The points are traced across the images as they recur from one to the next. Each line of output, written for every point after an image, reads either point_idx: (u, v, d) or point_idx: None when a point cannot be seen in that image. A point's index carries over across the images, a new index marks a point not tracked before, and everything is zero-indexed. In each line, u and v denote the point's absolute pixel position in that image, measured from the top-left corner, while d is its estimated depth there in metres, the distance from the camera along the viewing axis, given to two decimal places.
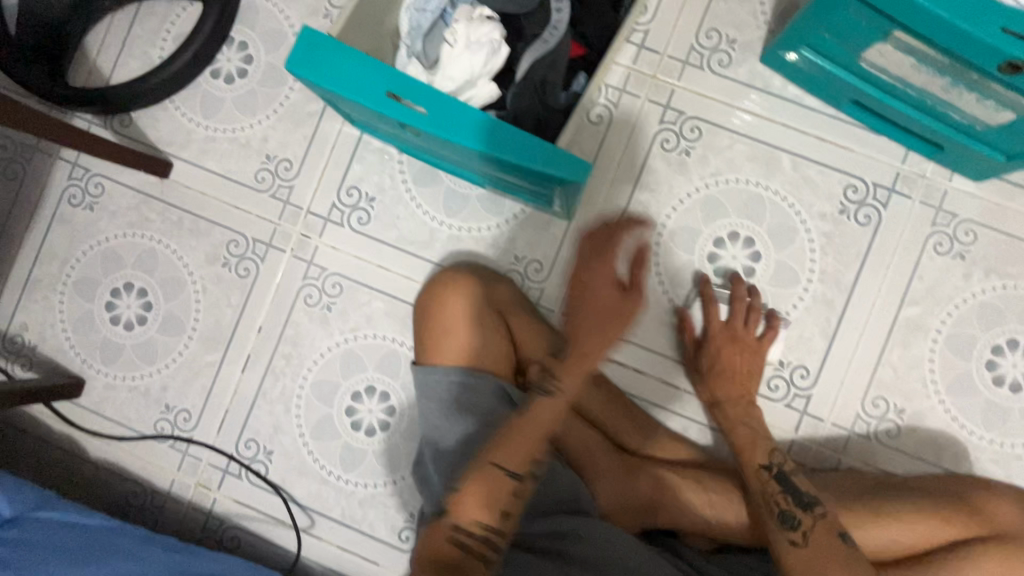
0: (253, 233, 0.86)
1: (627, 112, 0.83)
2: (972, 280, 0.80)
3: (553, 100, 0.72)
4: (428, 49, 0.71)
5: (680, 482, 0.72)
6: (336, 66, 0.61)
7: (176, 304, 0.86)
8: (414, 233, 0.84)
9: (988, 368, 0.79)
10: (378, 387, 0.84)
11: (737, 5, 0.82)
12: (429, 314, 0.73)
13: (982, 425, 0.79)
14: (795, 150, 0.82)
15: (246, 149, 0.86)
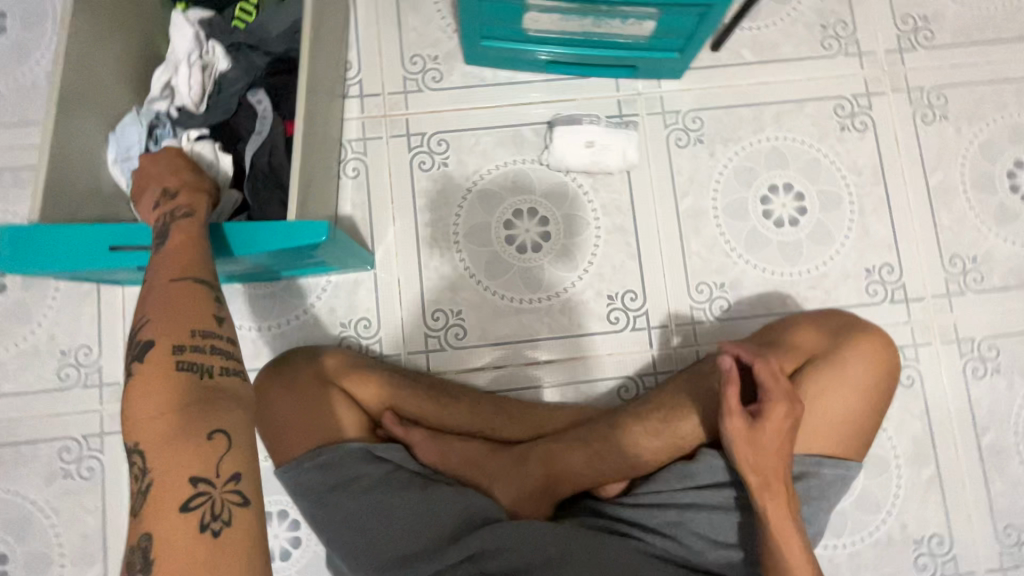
0: (81, 430, 0.82)
1: (377, 154, 0.89)
2: (718, 155, 0.90)
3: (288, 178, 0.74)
4: None
5: (568, 450, 0.71)
6: (41, 242, 0.62)
7: (32, 541, 0.80)
8: (239, 351, 0.84)
9: (767, 217, 0.90)
10: (273, 510, 0.82)
11: (423, 28, 0.90)
12: (262, 414, 0.71)
13: (786, 263, 0.89)
14: (531, 121, 0.90)
15: (38, 355, 0.83)
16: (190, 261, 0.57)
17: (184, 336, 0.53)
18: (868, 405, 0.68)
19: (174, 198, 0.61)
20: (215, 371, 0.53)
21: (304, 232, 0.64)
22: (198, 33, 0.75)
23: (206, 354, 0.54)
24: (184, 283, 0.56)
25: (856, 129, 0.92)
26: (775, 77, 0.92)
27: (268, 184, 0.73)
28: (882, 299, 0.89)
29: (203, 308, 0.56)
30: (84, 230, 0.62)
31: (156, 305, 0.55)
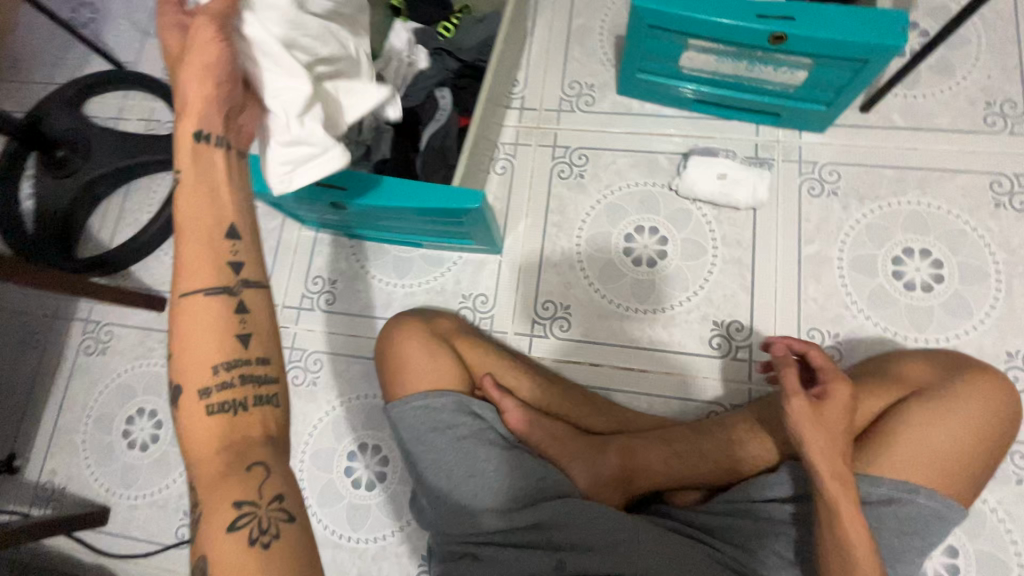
0: None
1: (524, 158, 1.01)
2: (852, 209, 0.91)
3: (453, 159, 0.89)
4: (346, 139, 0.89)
5: (652, 448, 0.76)
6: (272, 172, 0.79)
7: None
8: (374, 300, 0.98)
9: (896, 278, 0.87)
10: (370, 442, 0.92)
11: (586, 60, 1.03)
12: (384, 351, 0.80)
13: (911, 328, 0.85)
14: (667, 150, 0.97)
15: None
16: (214, 267, 0.54)
17: (207, 377, 0.51)
18: (972, 444, 0.69)
19: (184, 164, 0.55)
20: (246, 399, 0.51)
21: (460, 198, 0.76)
22: (410, 38, 0.93)
23: (236, 382, 0.51)
24: (201, 302, 0.53)
25: (1014, 207, 0.88)
26: (927, 144, 0.92)
27: (437, 163, 0.88)
28: (1023, 387, 0.81)
29: (220, 325, 0.52)
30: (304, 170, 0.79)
31: (177, 334, 0.53)
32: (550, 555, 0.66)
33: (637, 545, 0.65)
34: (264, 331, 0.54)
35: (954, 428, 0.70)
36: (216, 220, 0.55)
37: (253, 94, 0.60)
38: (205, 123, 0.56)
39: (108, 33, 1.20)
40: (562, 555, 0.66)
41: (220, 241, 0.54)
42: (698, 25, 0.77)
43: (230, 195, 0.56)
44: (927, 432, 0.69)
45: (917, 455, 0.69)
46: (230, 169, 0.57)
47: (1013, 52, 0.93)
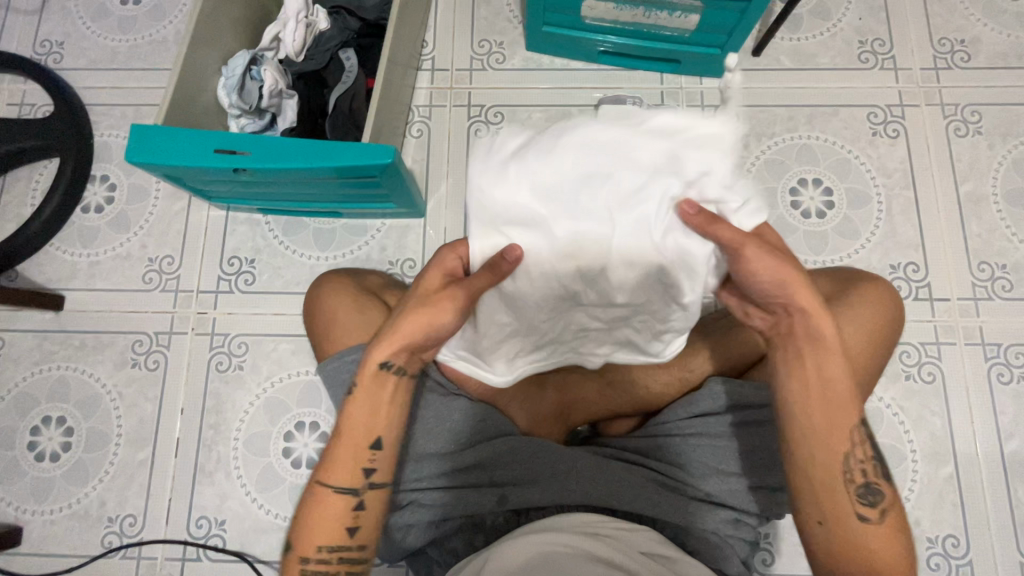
0: (154, 327, 0.93)
1: (440, 120, 1.00)
2: (752, 147, 0.97)
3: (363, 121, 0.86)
4: (246, 99, 0.86)
5: (587, 383, 0.78)
6: (168, 140, 0.74)
7: (96, 419, 0.90)
8: (297, 275, 0.94)
9: (794, 208, 0.94)
10: (306, 420, 0.89)
11: (493, 18, 1.03)
12: (315, 311, 0.78)
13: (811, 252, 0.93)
14: (579, 103, 0.99)
15: (129, 259, 0.96)
16: (350, 471, 0.61)
17: (312, 549, 0.60)
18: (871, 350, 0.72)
19: (408, 323, 0.62)
20: (339, 573, 0.61)
21: (372, 155, 0.74)
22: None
23: (334, 559, 0.60)
24: (333, 496, 0.61)
25: (888, 135, 0.97)
26: (812, 83, 0.99)
27: (347, 125, 0.86)
28: (906, 295, 0.91)
29: (338, 521, 0.61)
30: (202, 135, 0.74)
31: (306, 512, 0.61)
32: (493, 490, 0.68)
33: (577, 470, 0.68)
34: (373, 508, 0.62)
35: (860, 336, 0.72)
36: (417, 339, 0.62)
37: (490, 269, 0.60)
38: (437, 286, 0.63)
39: None
40: (505, 490, 0.68)
41: (364, 452, 0.62)
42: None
43: (418, 327, 0.62)
44: None
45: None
46: (454, 308, 0.61)
47: None
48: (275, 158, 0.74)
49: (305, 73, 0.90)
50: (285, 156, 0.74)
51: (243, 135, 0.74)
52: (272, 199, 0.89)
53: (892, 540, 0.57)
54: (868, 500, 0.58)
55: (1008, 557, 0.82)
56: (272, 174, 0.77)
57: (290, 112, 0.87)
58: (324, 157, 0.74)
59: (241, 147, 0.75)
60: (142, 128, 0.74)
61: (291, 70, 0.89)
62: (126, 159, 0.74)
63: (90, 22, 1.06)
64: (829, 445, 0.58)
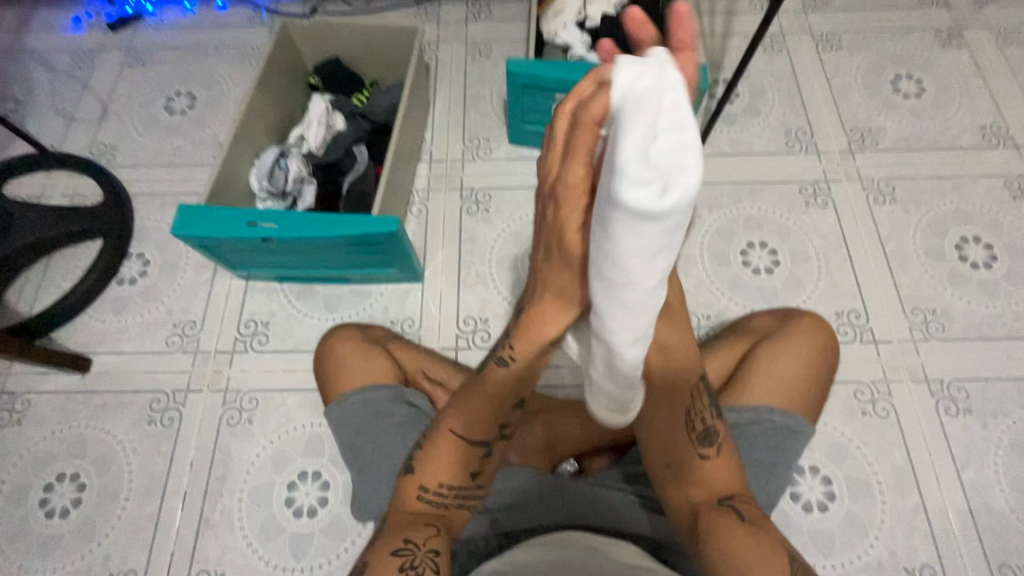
0: (172, 386, 1.01)
1: (437, 200, 1.17)
2: (704, 217, 1.13)
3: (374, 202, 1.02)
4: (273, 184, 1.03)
5: (568, 418, 0.86)
6: (208, 217, 0.88)
7: (108, 475, 0.95)
8: (307, 335, 1.05)
9: (747, 265, 1.08)
10: (309, 469, 0.95)
11: (481, 120, 1.24)
12: (322, 358, 0.88)
13: (763, 303, 1.05)
14: None
15: (155, 325, 1.06)
16: (488, 422, 0.67)
17: (436, 481, 0.68)
18: (809, 373, 0.78)
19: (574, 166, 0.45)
20: (452, 502, 0.69)
21: (380, 225, 0.88)
22: (327, 107, 1.09)
23: (451, 493, 0.68)
24: (468, 445, 0.67)
25: (818, 205, 1.14)
26: (748, 165, 1.18)
27: (359, 204, 1.02)
28: (852, 339, 1.02)
29: (465, 462, 0.68)
30: (237, 211, 0.89)
31: (438, 446, 0.68)
32: (484, 515, 0.74)
33: (562, 494, 0.74)
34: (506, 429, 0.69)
35: (796, 360, 0.78)
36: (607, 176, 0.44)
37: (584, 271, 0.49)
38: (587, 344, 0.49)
39: (31, 122, 1.27)
40: (495, 514, 0.74)
41: (506, 405, 0.67)
42: (558, 81, 0.99)
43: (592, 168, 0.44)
44: (771, 360, 0.78)
45: (772, 387, 0.76)
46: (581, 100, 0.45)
47: (797, 97, 1.24)
48: (298, 229, 0.88)
49: (325, 164, 1.07)
50: (306, 226, 0.88)
51: (271, 211, 0.89)
52: (290, 267, 1.01)
53: (726, 469, 0.66)
54: (708, 442, 0.65)
55: None
56: (292, 242, 0.90)
57: (308, 196, 1.03)
58: (340, 227, 0.88)
59: (269, 220, 0.89)
60: (188, 207, 0.89)
61: (312, 162, 1.06)
62: (171, 232, 0.88)
63: (140, 129, 1.26)
64: (675, 445, 0.66)
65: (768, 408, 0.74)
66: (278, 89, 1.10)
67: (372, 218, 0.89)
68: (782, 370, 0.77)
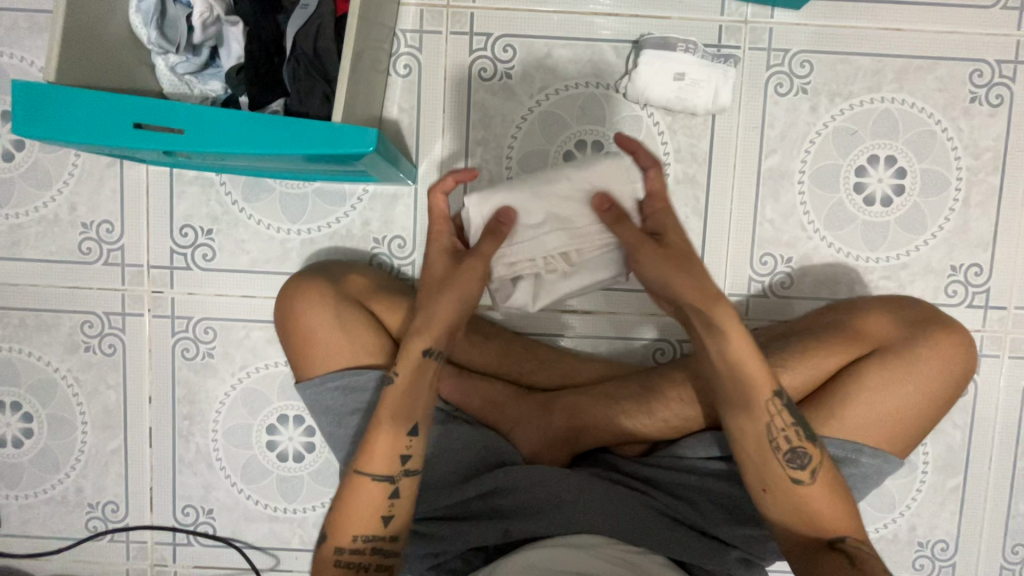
0: (103, 308, 0.80)
1: (433, 52, 0.78)
2: (821, 110, 0.78)
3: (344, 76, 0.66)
4: (171, 36, 0.64)
5: (593, 404, 0.72)
6: (65, 109, 0.55)
7: (55, 405, 0.82)
8: (265, 251, 0.80)
9: (858, 191, 0.79)
10: (289, 413, 0.82)
11: None
12: (289, 323, 0.68)
13: (865, 247, 0.80)
14: (613, 35, 0.77)
15: (59, 224, 0.79)
16: (388, 458, 0.61)
17: (347, 538, 0.61)
18: (910, 414, 0.65)
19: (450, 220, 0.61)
20: (371, 563, 0.61)
21: (346, 141, 0.56)
22: None
23: (367, 550, 0.61)
24: (373, 484, 0.61)
25: (989, 102, 0.78)
26: (908, 22, 0.77)
27: (312, 73, 0.65)
28: (960, 301, 0.80)
29: (372, 509, 0.61)
30: (111, 101, 0.55)
31: (342, 498, 0.62)
32: (496, 524, 0.66)
33: (585, 502, 0.65)
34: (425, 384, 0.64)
35: (906, 389, 0.65)
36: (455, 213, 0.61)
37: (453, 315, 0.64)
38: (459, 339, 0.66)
39: None
40: (508, 524, 0.66)
41: (403, 439, 0.62)
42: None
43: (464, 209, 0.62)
44: (882, 397, 0.64)
45: (864, 420, 0.65)
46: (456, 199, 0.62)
47: None
48: (214, 138, 0.56)
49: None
50: (226, 136, 0.55)
51: (164, 103, 0.55)
52: (225, 167, 0.71)
53: (826, 493, 0.60)
54: (798, 464, 0.60)
55: (990, 560, 0.84)
56: (211, 155, 0.59)
57: (234, 44, 0.66)
58: (280, 142, 0.55)
59: (164, 120, 0.55)
60: (27, 86, 0.55)
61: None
62: (14, 130, 0.56)
63: None
64: (756, 416, 0.60)
65: (857, 450, 0.64)
66: None
67: (332, 126, 0.55)
68: (884, 404, 0.64)
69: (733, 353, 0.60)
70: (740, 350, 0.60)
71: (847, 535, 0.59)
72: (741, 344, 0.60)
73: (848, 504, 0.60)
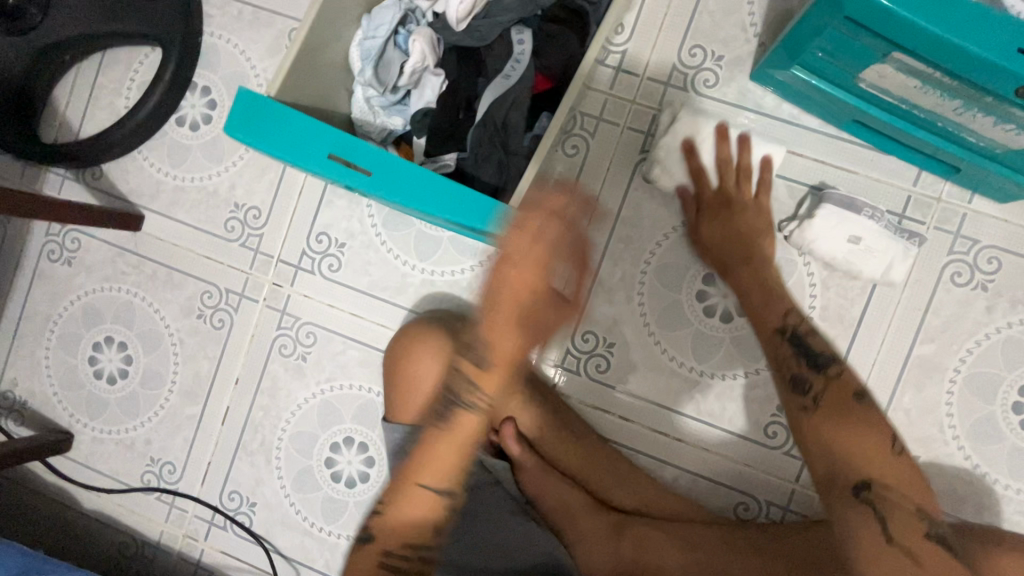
0: (225, 284, 0.84)
1: (604, 141, 0.78)
2: (996, 313, 0.71)
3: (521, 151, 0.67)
4: (383, 76, 0.67)
5: (667, 542, 0.68)
6: (279, 125, 0.58)
7: (154, 357, 0.86)
8: (386, 278, 0.81)
9: (1016, 411, 0.71)
10: (356, 438, 0.82)
11: (721, 19, 0.75)
12: (400, 361, 0.70)
13: (1008, 473, 0.71)
14: (791, 175, 0.74)
15: (215, 197, 0.84)
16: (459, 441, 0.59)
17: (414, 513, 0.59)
18: None
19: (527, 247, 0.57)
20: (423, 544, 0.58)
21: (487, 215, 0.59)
22: None
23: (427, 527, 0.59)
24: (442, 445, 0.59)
25: None
26: None
27: (495, 146, 0.66)
28: None
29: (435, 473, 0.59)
30: (320, 129, 0.58)
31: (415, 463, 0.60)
32: None
33: None
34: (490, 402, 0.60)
35: None
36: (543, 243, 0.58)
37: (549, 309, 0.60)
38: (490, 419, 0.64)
39: None
40: None
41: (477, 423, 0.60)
42: (934, 48, 0.52)
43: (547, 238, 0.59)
44: None
45: None
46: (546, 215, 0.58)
47: None
48: (401, 191, 0.59)
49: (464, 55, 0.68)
50: (415, 193, 0.59)
51: (367, 148, 0.58)
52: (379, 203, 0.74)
53: (840, 428, 0.59)
54: (802, 389, 0.63)
55: None
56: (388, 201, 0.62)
57: (429, 92, 0.68)
58: (464, 212, 0.59)
59: (363, 161, 0.59)
60: (249, 95, 0.57)
61: (447, 40, 0.68)
62: (224, 128, 0.58)
63: None
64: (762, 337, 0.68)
65: None
66: None
67: (472, 196, 0.59)
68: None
69: (746, 287, 0.70)
70: (750, 282, 0.70)
71: (870, 480, 0.57)
72: (759, 275, 0.70)
73: (882, 447, 0.59)
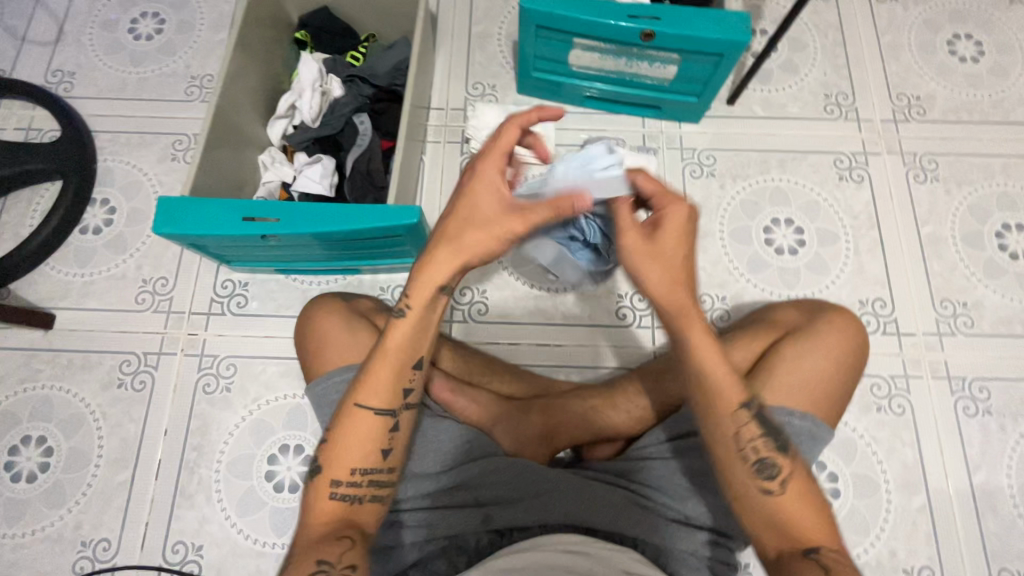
0: (142, 348, 0.94)
1: (434, 154, 1.05)
2: (728, 187, 1.03)
3: (380, 179, 0.90)
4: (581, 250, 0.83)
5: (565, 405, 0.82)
6: (196, 210, 0.76)
7: (77, 439, 0.89)
8: (290, 298, 0.96)
9: (769, 244, 1.00)
10: (291, 443, 0.89)
11: (486, 63, 1.10)
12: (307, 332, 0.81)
13: (784, 287, 0.98)
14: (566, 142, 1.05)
15: (124, 280, 0.97)
16: (364, 446, 0.59)
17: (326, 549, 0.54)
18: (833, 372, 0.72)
19: (418, 288, 0.60)
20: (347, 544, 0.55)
21: (398, 215, 0.75)
22: (320, 68, 0.95)
23: (364, 481, 0.59)
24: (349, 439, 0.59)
25: (853, 179, 1.03)
26: (781, 128, 1.06)
27: (365, 186, 0.90)
28: (875, 330, 0.95)
29: (344, 463, 0.59)
30: (229, 203, 0.76)
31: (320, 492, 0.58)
32: (476, 511, 0.67)
33: (559, 491, 0.67)
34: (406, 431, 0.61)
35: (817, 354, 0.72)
36: (478, 251, 0.58)
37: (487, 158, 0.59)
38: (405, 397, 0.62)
39: None
40: (488, 510, 0.67)
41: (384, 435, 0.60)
42: (588, 25, 0.86)
43: (486, 242, 0.58)
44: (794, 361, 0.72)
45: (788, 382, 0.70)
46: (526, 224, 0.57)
47: (842, 53, 1.09)
48: (303, 221, 0.75)
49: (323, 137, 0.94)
50: (314, 218, 0.75)
51: (268, 202, 0.76)
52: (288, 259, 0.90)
53: (797, 502, 0.58)
54: (767, 475, 0.59)
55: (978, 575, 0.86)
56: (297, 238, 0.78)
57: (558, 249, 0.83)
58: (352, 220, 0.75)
59: (266, 212, 0.76)
60: (168, 200, 0.76)
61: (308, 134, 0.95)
62: (154, 230, 0.75)
63: (97, 53, 1.10)
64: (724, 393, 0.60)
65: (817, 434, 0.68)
66: (259, 45, 0.94)
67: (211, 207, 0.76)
68: (791, 373, 0.70)
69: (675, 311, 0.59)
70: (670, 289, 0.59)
71: (821, 544, 0.56)
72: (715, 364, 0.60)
73: (821, 513, 0.58)
